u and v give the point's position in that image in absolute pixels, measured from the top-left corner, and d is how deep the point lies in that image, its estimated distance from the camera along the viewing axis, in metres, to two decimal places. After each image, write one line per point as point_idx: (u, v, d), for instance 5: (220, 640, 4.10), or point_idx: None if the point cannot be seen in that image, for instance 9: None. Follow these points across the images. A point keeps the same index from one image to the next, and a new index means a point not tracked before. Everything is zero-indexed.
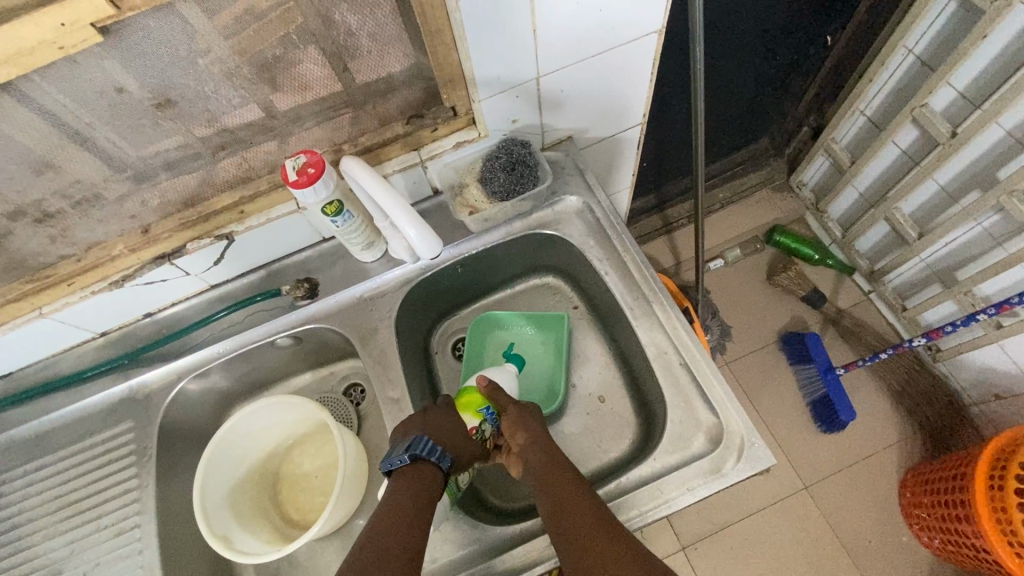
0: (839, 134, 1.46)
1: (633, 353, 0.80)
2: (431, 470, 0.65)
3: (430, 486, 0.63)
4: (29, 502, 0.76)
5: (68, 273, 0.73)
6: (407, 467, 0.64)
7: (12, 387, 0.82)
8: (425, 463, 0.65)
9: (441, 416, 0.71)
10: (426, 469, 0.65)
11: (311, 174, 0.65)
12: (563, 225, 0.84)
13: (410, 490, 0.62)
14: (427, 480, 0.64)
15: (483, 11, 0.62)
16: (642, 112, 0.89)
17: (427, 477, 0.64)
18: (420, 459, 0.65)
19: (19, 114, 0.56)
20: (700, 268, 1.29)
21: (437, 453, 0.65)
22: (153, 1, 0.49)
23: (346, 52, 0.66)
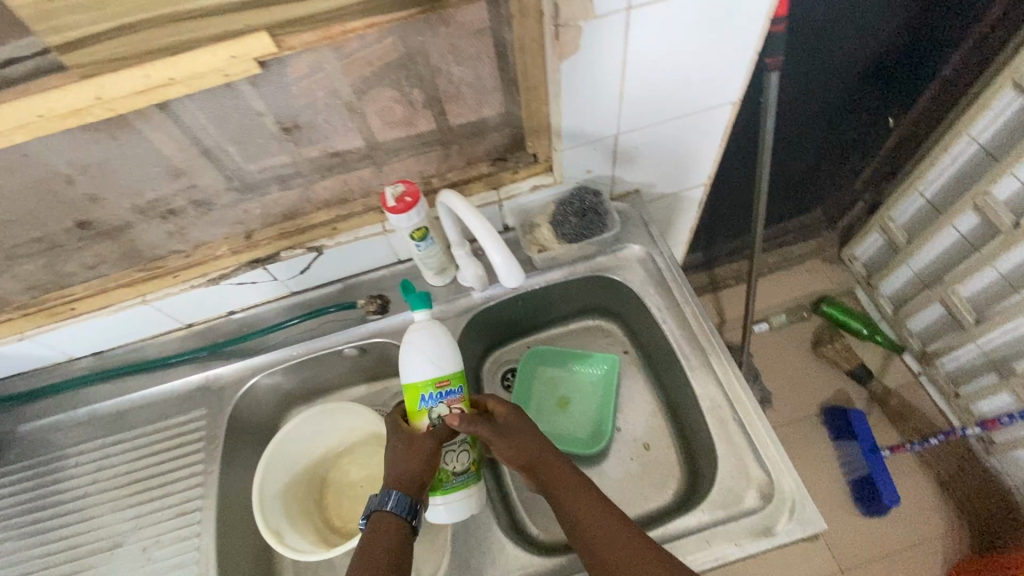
0: (895, 212, 1.47)
1: (683, 404, 0.82)
2: (389, 518, 0.65)
3: (388, 533, 0.64)
4: (103, 474, 0.82)
5: (175, 267, 0.81)
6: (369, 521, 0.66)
7: (104, 364, 0.90)
8: (379, 514, 0.66)
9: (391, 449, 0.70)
10: (386, 518, 0.65)
11: (407, 202, 0.72)
12: (625, 272, 0.88)
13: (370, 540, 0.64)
14: (387, 528, 0.64)
15: (581, 73, 0.68)
16: (708, 174, 0.94)
17: (383, 526, 0.64)
18: (375, 512, 0.66)
19: (174, 126, 0.65)
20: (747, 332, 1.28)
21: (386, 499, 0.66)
22: (308, 43, 0.57)
23: (452, 97, 0.74)
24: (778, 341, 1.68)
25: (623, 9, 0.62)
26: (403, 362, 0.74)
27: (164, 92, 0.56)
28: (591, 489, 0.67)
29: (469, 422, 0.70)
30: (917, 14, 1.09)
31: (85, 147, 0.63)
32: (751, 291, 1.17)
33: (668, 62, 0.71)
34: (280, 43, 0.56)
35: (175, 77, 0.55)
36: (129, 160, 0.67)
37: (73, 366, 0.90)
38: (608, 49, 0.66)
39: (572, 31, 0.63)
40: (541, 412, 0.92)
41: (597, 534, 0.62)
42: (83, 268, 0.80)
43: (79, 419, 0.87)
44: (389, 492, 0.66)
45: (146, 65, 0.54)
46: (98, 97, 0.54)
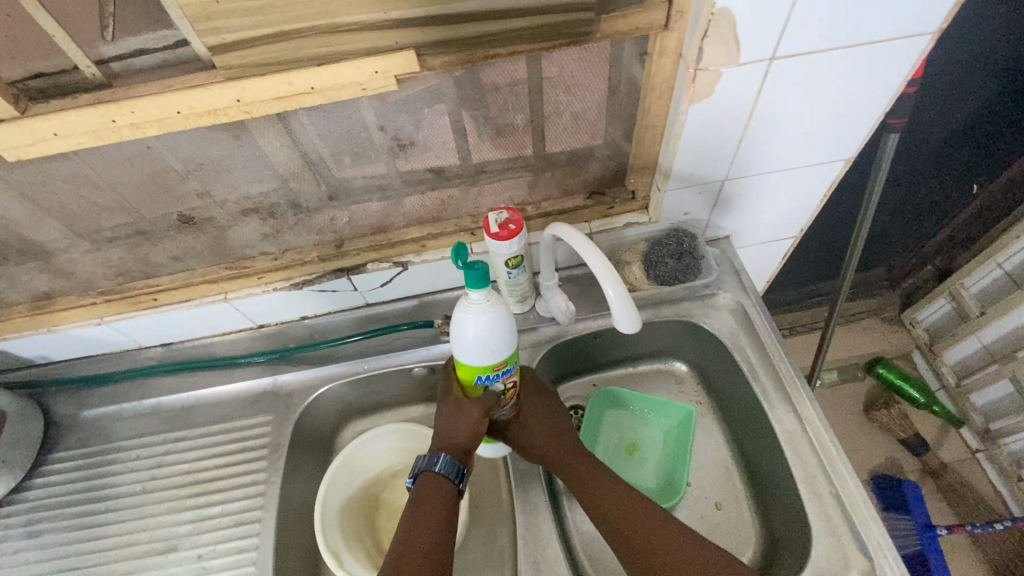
0: (969, 280, 1.42)
1: (768, 467, 0.78)
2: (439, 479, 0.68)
3: (439, 492, 0.67)
4: (162, 471, 0.80)
5: (262, 268, 0.80)
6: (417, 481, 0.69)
7: (173, 357, 0.89)
8: (430, 475, 0.69)
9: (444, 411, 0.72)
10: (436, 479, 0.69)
11: (511, 230, 0.71)
12: (713, 320, 0.84)
13: (421, 500, 0.67)
14: (438, 489, 0.68)
15: (707, 117, 0.66)
16: (801, 227, 0.92)
17: (433, 483, 0.68)
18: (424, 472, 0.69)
19: (296, 132, 0.65)
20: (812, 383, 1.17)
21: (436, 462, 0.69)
22: (449, 66, 0.57)
23: (566, 128, 0.73)
24: (829, 400, 1.62)
25: (767, 58, 0.60)
26: (461, 337, 0.64)
27: (300, 100, 0.56)
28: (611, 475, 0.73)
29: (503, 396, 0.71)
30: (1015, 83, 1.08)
31: (207, 144, 0.63)
32: (823, 345, 1.11)
33: (795, 115, 0.69)
34: (422, 61, 0.56)
35: (316, 86, 0.55)
36: (244, 160, 0.66)
37: (142, 355, 0.89)
38: (740, 97, 0.64)
39: (710, 76, 0.61)
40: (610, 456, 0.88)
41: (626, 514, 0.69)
42: (173, 261, 0.79)
43: (142, 410, 0.85)
44: (439, 454, 0.69)
45: (291, 74, 0.53)
46: (238, 99, 0.54)
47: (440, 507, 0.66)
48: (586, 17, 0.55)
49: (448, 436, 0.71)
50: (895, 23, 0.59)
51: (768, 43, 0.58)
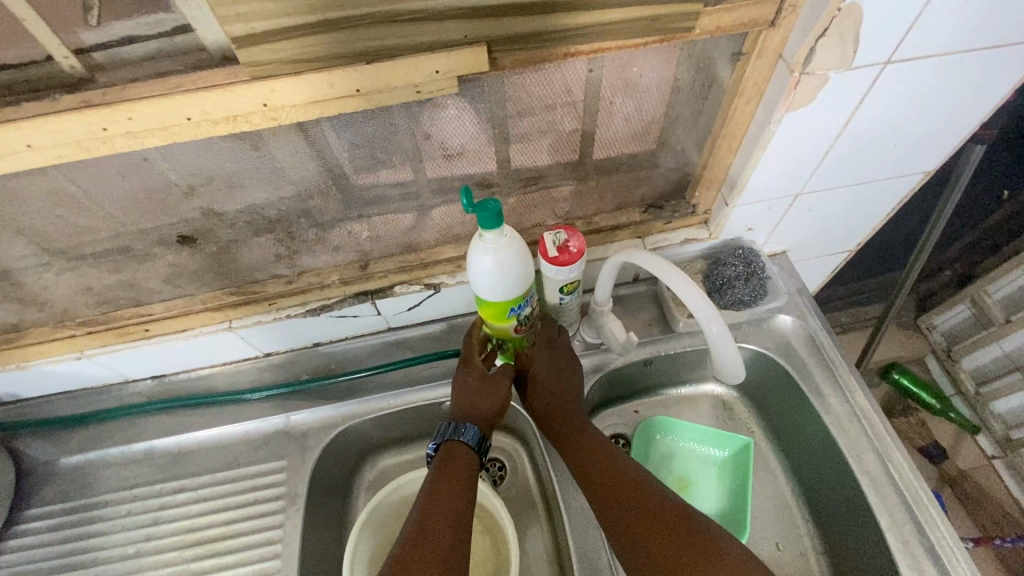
0: (993, 287, 1.38)
1: (839, 508, 0.71)
2: (461, 450, 0.64)
3: (464, 462, 0.64)
4: (160, 529, 0.69)
5: (274, 293, 0.69)
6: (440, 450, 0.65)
7: (166, 392, 0.77)
8: (455, 444, 0.65)
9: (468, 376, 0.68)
10: (458, 450, 0.65)
11: (572, 253, 0.61)
12: (775, 347, 0.77)
13: (442, 471, 0.62)
14: (459, 460, 0.64)
15: (798, 127, 0.58)
16: (861, 242, 0.85)
17: (455, 454, 0.64)
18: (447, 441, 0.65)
19: (325, 141, 0.54)
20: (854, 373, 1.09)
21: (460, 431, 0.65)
22: (521, 65, 0.47)
23: (630, 137, 0.64)
24: None
25: (881, 62, 0.52)
26: (477, 276, 0.60)
27: (340, 105, 0.46)
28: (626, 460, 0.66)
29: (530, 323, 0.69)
30: None
31: (218, 155, 0.52)
32: (873, 345, 1.04)
33: (890, 124, 0.61)
34: (492, 60, 0.46)
35: (361, 89, 0.45)
36: (261, 174, 0.55)
37: (131, 389, 0.77)
38: (840, 104, 0.57)
39: (815, 81, 0.53)
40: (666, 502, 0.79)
41: (637, 502, 0.61)
42: (168, 285, 0.67)
43: (132, 455, 0.74)
44: (466, 424, 0.66)
45: (334, 72, 0.43)
46: (264, 103, 0.44)
47: (462, 475, 0.62)
48: (691, 10, 0.46)
49: (473, 407, 0.67)
50: None
51: (888, 45, 0.51)
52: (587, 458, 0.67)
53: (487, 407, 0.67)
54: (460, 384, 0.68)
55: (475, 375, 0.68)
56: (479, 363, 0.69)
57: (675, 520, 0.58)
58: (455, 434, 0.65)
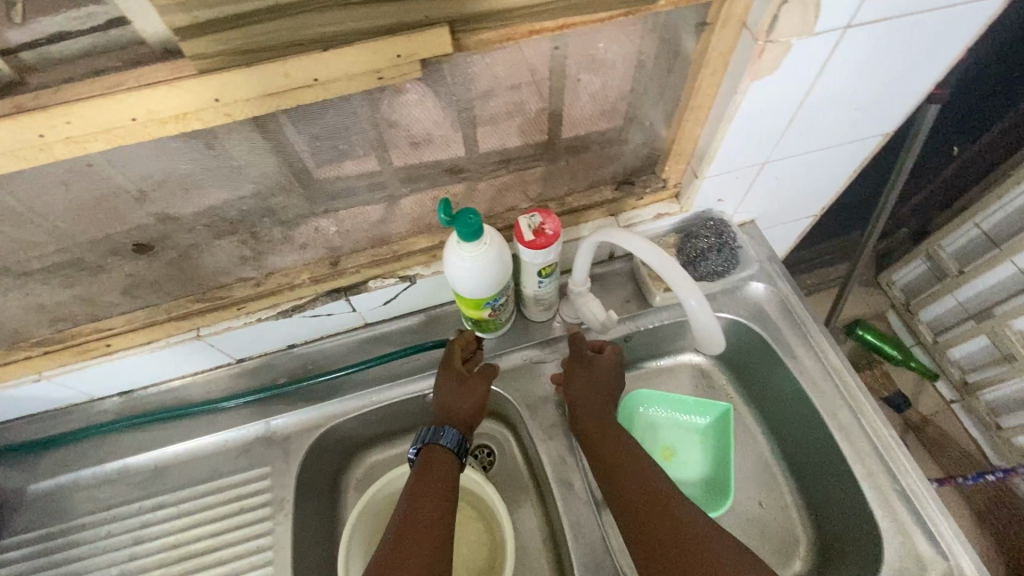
0: (947, 241, 1.44)
1: (817, 464, 0.74)
2: (443, 453, 0.65)
3: (444, 464, 0.64)
4: (141, 547, 0.67)
5: (242, 297, 0.66)
6: (420, 455, 0.65)
7: (137, 408, 0.74)
8: (433, 449, 0.65)
9: (446, 380, 0.70)
10: (440, 453, 0.65)
11: (548, 236, 0.61)
12: (749, 312, 0.79)
13: (423, 476, 0.62)
14: (441, 462, 0.64)
15: (763, 95, 0.58)
16: (825, 206, 0.87)
17: (436, 457, 0.64)
18: (427, 444, 0.66)
19: (283, 136, 0.51)
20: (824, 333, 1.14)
21: (440, 434, 0.66)
22: (487, 45, 0.45)
23: (597, 113, 0.63)
24: None
25: (842, 26, 0.53)
26: (452, 272, 0.59)
27: (299, 96, 0.43)
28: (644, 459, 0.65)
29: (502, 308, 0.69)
30: (1007, 42, 1.06)
31: (169, 156, 0.49)
32: (836, 305, 1.08)
33: (851, 88, 0.62)
34: (455, 41, 0.44)
35: (320, 77, 0.42)
36: (220, 174, 0.53)
37: (99, 408, 0.74)
38: (803, 70, 0.57)
39: (779, 48, 0.53)
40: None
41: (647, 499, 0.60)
42: (127, 297, 0.64)
43: (107, 475, 0.71)
44: (445, 427, 0.66)
45: (288, 61, 0.40)
46: (216, 99, 0.41)
47: (444, 479, 0.62)
48: None
49: (451, 408, 0.68)
50: None
51: (848, 9, 0.51)
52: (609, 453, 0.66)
53: (466, 408, 0.69)
54: (439, 387, 0.69)
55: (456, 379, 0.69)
56: (458, 365, 0.70)
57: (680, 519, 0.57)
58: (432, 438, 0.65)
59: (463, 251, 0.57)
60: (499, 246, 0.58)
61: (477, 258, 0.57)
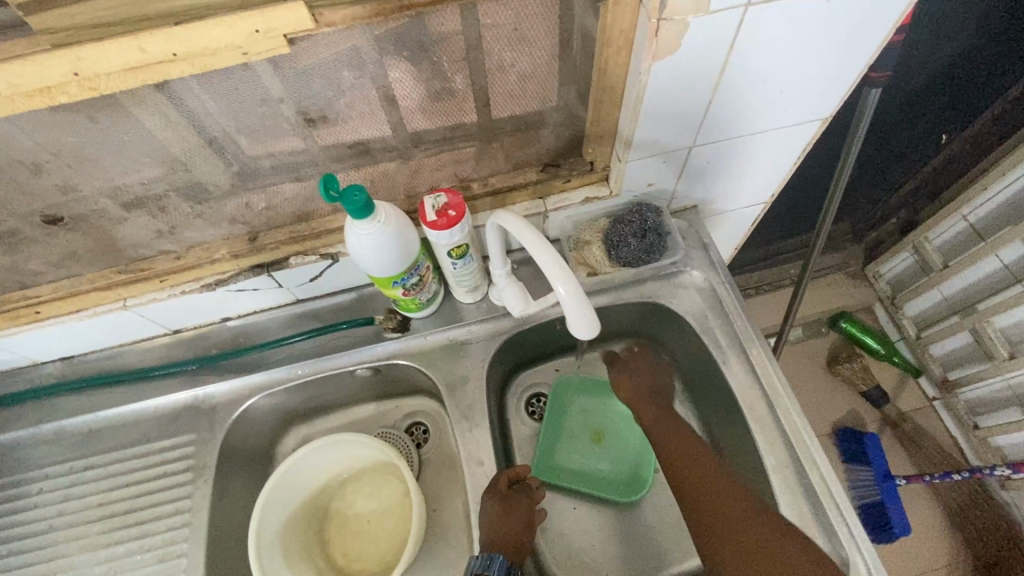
0: (934, 233, 1.38)
1: (739, 455, 0.74)
2: None
3: None
4: (70, 504, 0.71)
5: (163, 270, 0.68)
6: None
7: (74, 373, 0.77)
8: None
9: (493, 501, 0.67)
10: None
11: (451, 217, 0.61)
12: (679, 299, 0.78)
13: None
14: None
15: (669, 77, 0.57)
16: (774, 192, 0.84)
17: None
18: None
19: (171, 111, 0.52)
20: (785, 325, 1.12)
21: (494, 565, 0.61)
22: (355, 21, 0.45)
23: (507, 93, 0.62)
24: (793, 357, 1.62)
25: (742, 4, 0.51)
26: (352, 250, 0.58)
27: (162, 71, 0.44)
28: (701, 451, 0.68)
29: (419, 286, 0.68)
30: (993, 24, 1.00)
31: (55, 129, 0.50)
32: (795, 296, 1.06)
33: (771, 70, 0.60)
34: (316, 16, 0.44)
35: (179, 52, 0.42)
36: (113, 148, 0.54)
37: (39, 372, 0.77)
38: (710, 51, 0.55)
39: (675, 27, 0.51)
40: (579, 474, 0.81)
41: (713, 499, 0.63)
42: (51, 267, 0.66)
43: (43, 435, 0.74)
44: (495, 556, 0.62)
45: (142, 37, 0.41)
46: (75, 73, 0.42)
47: None
48: None
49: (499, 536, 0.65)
50: None
51: None
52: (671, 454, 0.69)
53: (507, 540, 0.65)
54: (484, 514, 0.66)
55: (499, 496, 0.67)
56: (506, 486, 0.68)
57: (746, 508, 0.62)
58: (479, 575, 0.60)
59: (359, 230, 0.55)
60: (399, 223, 0.57)
61: (374, 236, 0.56)
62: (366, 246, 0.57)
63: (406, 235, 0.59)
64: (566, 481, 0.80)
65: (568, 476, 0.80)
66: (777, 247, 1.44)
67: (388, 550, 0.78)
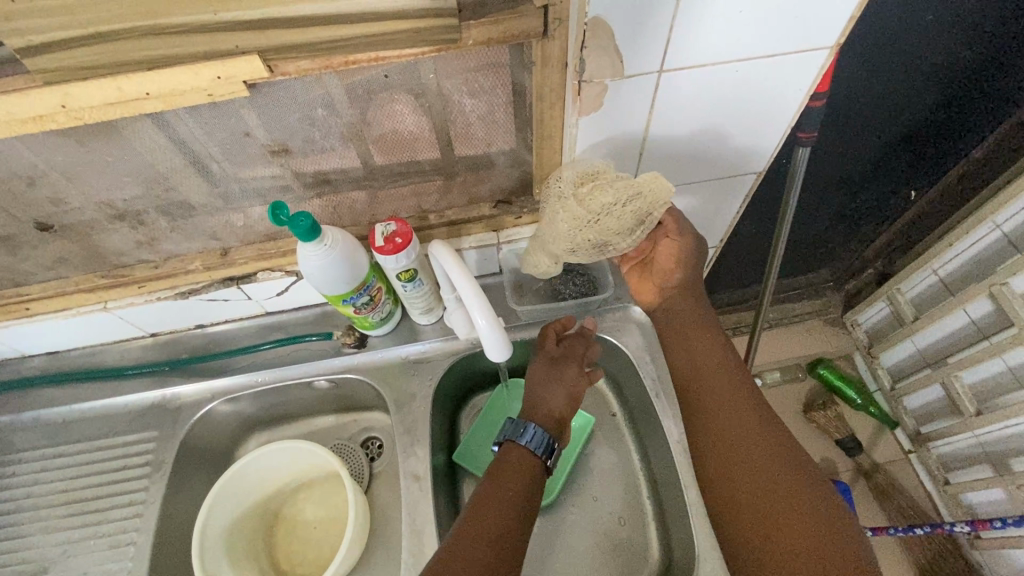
0: (906, 285, 1.41)
1: (670, 487, 0.79)
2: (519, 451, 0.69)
3: (518, 461, 0.69)
4: (38, 489, 0.76)
5: (141, 277, 0.75)
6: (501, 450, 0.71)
7: (55, 367, 0.83)
8: (514, 445, 0.70)
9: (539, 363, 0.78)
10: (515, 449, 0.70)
11: (397, 243, 0.67)
12: (622, 333, 0.85)
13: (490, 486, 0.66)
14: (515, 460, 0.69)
15: (597, 130, 0.63)
16: (721, 238, 0.90)
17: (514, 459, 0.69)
18: (508, 440, 0.71)
19: (148, 139, 0.59)
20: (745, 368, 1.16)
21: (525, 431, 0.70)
22: (305, 72, 0.52)
23: (455, 135, 0.68)
24: (769, 401, 1.62)
25: (656, 70, 0.57)
26: (302, 271, 0.66)
27: (138, 107, 0.51)
28: (745, 392, 0.70)
29: (372, 306, 0.75)
30: (952, 91, 1.04)
31: (48, 148, 0.58)
32: (752, 343, 1.09)
33: (697, 127, 0.66)
34: (272, 66, 0.51)
35: (151, 92, 0.50)
36: (99, 167, 0.61)
37: (25, 364, 0.83)
38: (633, 109, 0.61)
39: (596, 87, 0.58)
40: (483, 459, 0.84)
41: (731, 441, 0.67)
42: (42, 269, 0.74)
43: (21, 423, 0.81)
44: (526, 425, 0.71)
45: (119, 79, 0.48)
46: (63, 105, 0.49)
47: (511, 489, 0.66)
48: (449, 23, 0.50)
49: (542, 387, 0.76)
50: (788, 40, 0.56)
51: (653, 55, 0.55)
52: (713, 382, 0.70)
53: (551, 404, 0.74)
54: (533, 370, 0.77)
55: (542, 362, 0.77)
56: (550, 347, 0.79)
57: (778, 464, 0.64)
58: (517, 433, 0.71)
59: (308, 253, 0.63)
60: (345, 246, 0.65)
61: (323, 258, 0.64)
62: (315, 267, 0.64)
63: (354, 257, 0.67)
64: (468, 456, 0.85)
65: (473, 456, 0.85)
66: (751, 290, 1.47)
67: (329, 557, 0.81)
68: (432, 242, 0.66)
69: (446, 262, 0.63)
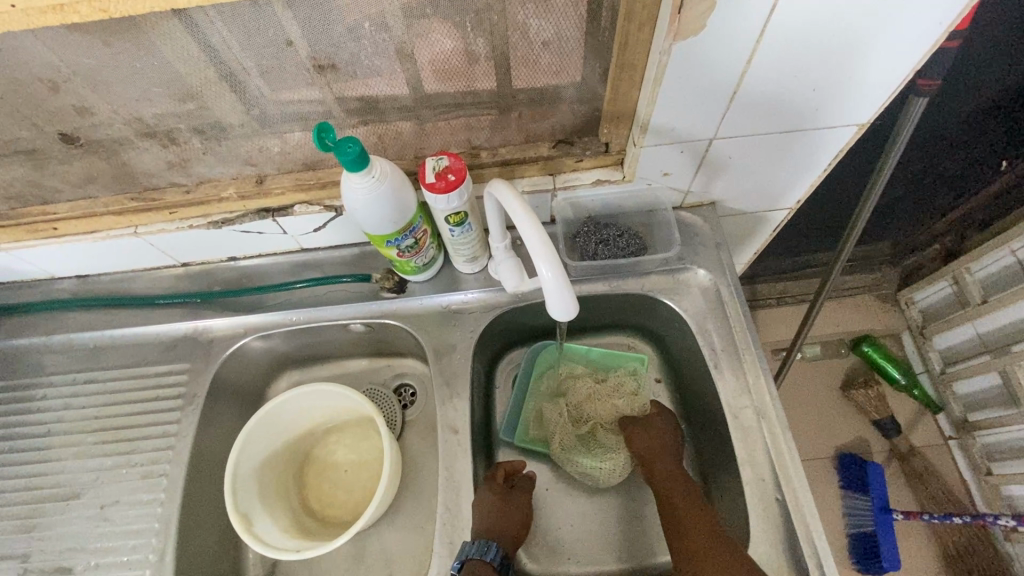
0: (977, 265, 1.29)
1: (718, 462, 0.74)
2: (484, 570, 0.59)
3: None
4: (70, 413, 0.75)
5: (173, 202, 0.71)
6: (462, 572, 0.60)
7: (85, 291, 0.81)
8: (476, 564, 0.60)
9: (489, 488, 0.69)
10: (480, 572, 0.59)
11: (449, 181, 0.60)
12: (681, 296, 0.78)
13: None
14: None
15: (686, 59, 0.54)
16: (799, 199, 0.80)
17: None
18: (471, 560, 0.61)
19: (177, 45, 0.52)
20: (797, 340, 1.09)
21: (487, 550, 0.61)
22: None
23: (521, 60, 0.59)
24: (805, 375, 1.56)
25: None
26: (346, 207, 0.60)
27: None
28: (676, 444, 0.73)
29: (416, 250, 0.70)
30: None
31: (70, 48, 0.51)
32: (810, 315, 1.01)
33: (803, 64, 0.56)
34: None
35: None
36: (125, 75, 0.55)
37: (55, 287, 0.81)
38: (733, 36, 0.52)
39: (699, 5, 0.48)
40: (551, 388, 0.83)
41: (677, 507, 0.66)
42: (68, 187, 0.69)
43: (55, 346, 0.79)
44: (488, 543, 0.62)
45: None
46: None
47: None
48: None
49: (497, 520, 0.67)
50: None
51: None
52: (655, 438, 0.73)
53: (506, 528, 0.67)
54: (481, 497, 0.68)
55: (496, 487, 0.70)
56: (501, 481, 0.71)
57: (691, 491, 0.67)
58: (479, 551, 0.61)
59: (355, 185, 0.57)
60: (394, 179, 0.59)
61: (371, 193, 0.58)
62: (361, 202, 0.59)
63: (402, 193, 0.61)
64: (538, 375, 0.84)
65: (543, 380, 0.84)
66: (804, 258, 1.38)
67: (360, 502, 0.80)
68: (490, 184, 0.60)
69: (507, 206, 0.57)
